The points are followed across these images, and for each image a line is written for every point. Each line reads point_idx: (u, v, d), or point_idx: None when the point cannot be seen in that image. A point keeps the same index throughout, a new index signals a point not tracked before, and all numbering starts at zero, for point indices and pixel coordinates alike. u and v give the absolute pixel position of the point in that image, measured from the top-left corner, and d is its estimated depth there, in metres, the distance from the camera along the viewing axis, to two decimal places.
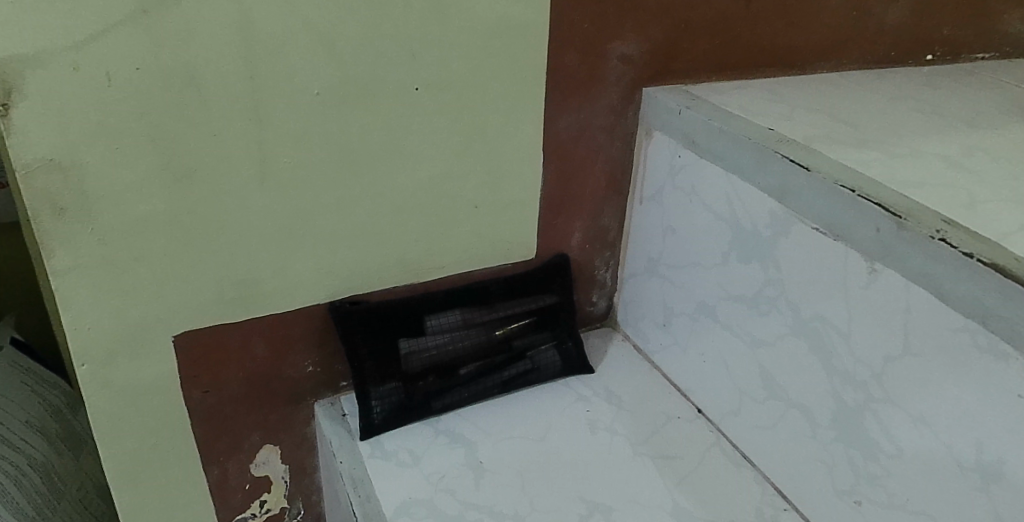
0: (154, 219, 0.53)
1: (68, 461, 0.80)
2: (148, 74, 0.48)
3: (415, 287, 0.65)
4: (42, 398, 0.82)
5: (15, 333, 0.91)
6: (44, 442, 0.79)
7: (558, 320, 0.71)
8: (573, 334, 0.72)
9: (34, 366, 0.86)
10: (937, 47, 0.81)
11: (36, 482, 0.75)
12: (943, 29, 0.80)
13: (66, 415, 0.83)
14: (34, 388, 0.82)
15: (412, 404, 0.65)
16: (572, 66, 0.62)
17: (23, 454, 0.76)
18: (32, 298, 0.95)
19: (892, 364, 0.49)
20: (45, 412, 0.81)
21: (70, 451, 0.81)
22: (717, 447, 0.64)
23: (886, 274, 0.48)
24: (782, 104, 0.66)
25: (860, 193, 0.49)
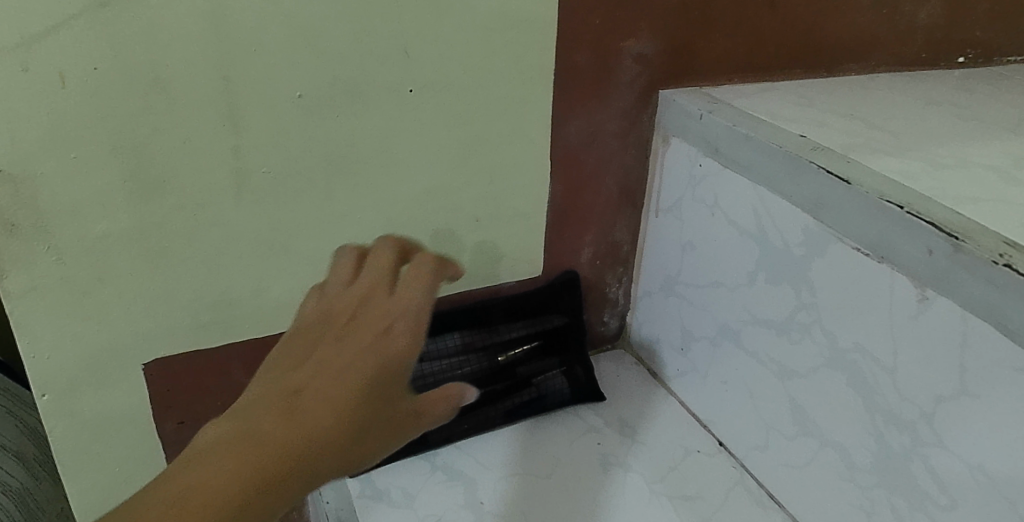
0: (119, 235, 0.48)
1: (47, 488, 0.74)
2: (109, 73, 0.43)
3: None
4: (21, 421, 0.76)
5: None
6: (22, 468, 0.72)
7: (565, 344, 0.66)
8: (583, 359, 0.67)
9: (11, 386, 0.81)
10: (971, 49, 0.75)
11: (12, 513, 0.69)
12: (977, 29, 0.74)
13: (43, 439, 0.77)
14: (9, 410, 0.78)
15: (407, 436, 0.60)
16: (582, 67, 0.56)
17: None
18: None
19: (944, 405, 0.44)
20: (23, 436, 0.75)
21: (49, 477, 0.75)
22: (741, 485, 0.58)
23: (939, 303, 0.42)
24: (812, 109, 0.60)
25: (910, 210, 0.43)
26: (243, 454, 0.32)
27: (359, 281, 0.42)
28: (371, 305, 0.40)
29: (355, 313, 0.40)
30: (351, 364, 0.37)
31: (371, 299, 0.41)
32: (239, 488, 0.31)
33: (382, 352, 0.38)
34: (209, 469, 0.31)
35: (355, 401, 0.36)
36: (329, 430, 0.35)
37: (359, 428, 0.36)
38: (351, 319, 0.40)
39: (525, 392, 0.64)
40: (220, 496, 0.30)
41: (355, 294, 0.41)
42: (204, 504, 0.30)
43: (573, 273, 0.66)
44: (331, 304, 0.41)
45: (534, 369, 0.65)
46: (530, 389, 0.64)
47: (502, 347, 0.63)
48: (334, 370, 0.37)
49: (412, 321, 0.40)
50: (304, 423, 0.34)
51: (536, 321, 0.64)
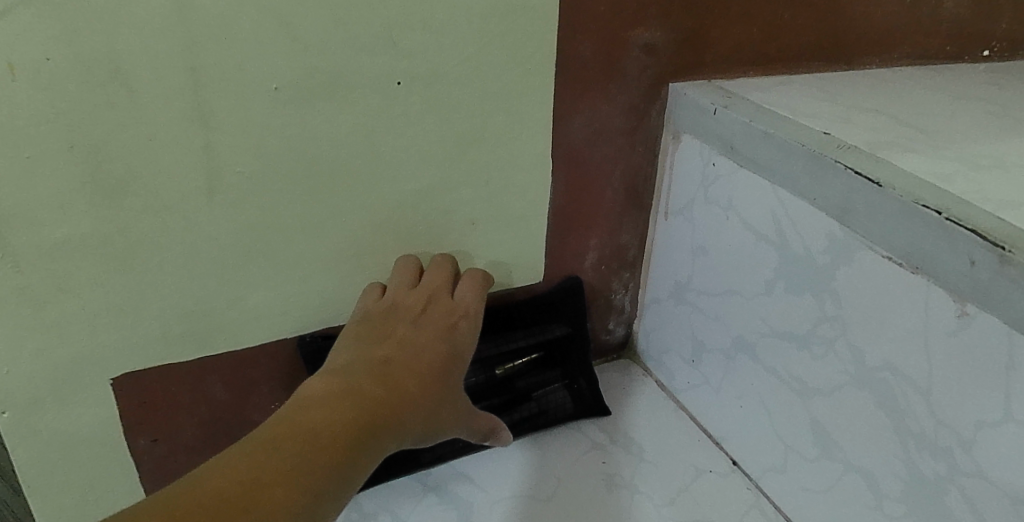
0: (80, 241, 0.44)
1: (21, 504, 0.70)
2: (64, 63, 0.39)
3: None
4: None
5: None
6: None
7: (568, 356, 0.63)
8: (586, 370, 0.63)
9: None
10: (994, 43, 0.69)
11: None
12: (1001, 22, 0.68)
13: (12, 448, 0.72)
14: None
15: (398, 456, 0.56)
16: (586, 58, 0.52)
17: None
18: None
19: (986, 432, 0.39)
20: None
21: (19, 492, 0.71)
22: (757, 509, 0.55)
23: (981, 319, 0.38)
24: (833, 103, 0.55)
25: (949, 215, 0.38)
26: (346, 405, 0.42)
27: (419, 288, 0.52)
28: (436, 305, 0.52)
29: (426, 309, 0.51)
30: (422, 347, 0.49)
31: (435, 299, 0.52)
32: (351, 429, 0.41)
33: (453, 338, 0.51)
34: (324, 414, 0.41)
35: (423, 378, 0.48)
36: (403, 400, 0.45)
37: (427, 399, 0.47)
38: (417, 314, 0.51)
39: (525, 407, 0.61)
40: (339, 424, 0.41)
41: (422, 293, 0.52)
42: (329, 438, 0.40)
43: (576, 279, 0.62)
44: (400, 300, 0.51)
45: (535, 382, 0.61)
46: (530, 403, 0.61)
47: (501, 360, 0.60)
48: (413, 349, 0.49)
49: (473, 319, 0.53)
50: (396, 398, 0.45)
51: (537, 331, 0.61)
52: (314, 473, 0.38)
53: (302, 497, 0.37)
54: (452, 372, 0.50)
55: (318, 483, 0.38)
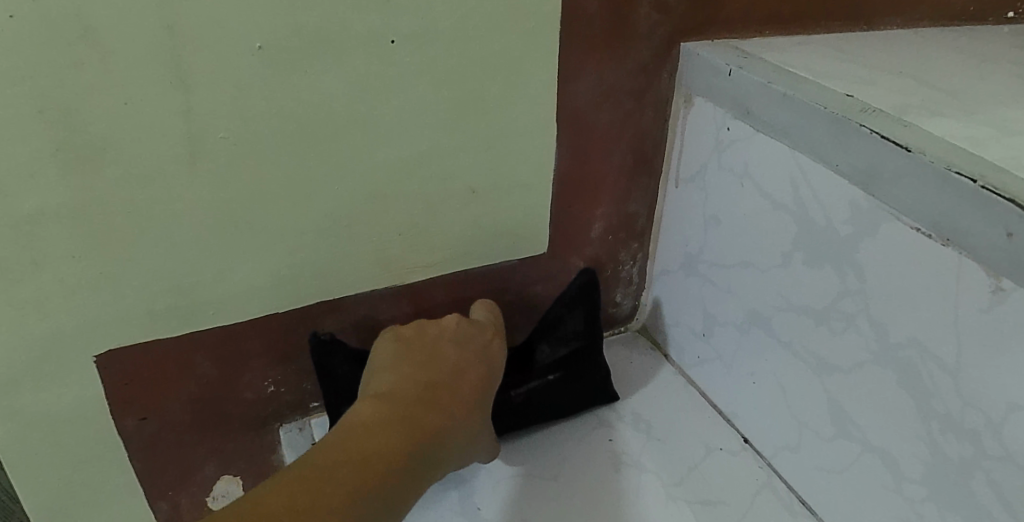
0: (52, 213, 0.41)
1: None
2: (27, 20, 0.36)
3: (399, 291, 0.54)
4: None
5: None
6: None
7: (585, 358, 0.58)
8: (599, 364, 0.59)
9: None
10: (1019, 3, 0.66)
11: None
12: None
13: None
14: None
15: None
16: (593, 15, 0.49)
17: None
18: None
19: (1017, 414, 0.37)
20: None
21: None
22: (768, 488, 0.53)
23: (1016, 295, 0.36)
24: (854, 63, 0.52)
25: (985, 183, 0.35)
26: (390, 433, 0.45)
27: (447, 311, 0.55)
28: (466, 327, 0.54)
29: (456, 332, 0.54)
30: (462, 370, 0.52)
31: (464, 320, 0.54)
32: (398, 450, 0.45)
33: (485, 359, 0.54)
34: (368, 442, 0.44)
35: (460, 405, 0.50)
36: (445, 427, 0.49)
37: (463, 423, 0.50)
38: (453, 331, 0.53)
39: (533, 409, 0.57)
40: (384, 451, 0.44)
41: (452, 319, 0.54)
42: (376, 464, 0.43)
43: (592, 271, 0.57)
44: (433, 325, 0.54)
45: (548, 391, 0.58)
46: (546, 412, 0.58)
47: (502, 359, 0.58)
48: (451, 372, 0.52)
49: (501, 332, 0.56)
50: (437, 429, 0.48)
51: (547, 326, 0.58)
52: (364, 499, 0.41)
53: (369, 503, 0.41)
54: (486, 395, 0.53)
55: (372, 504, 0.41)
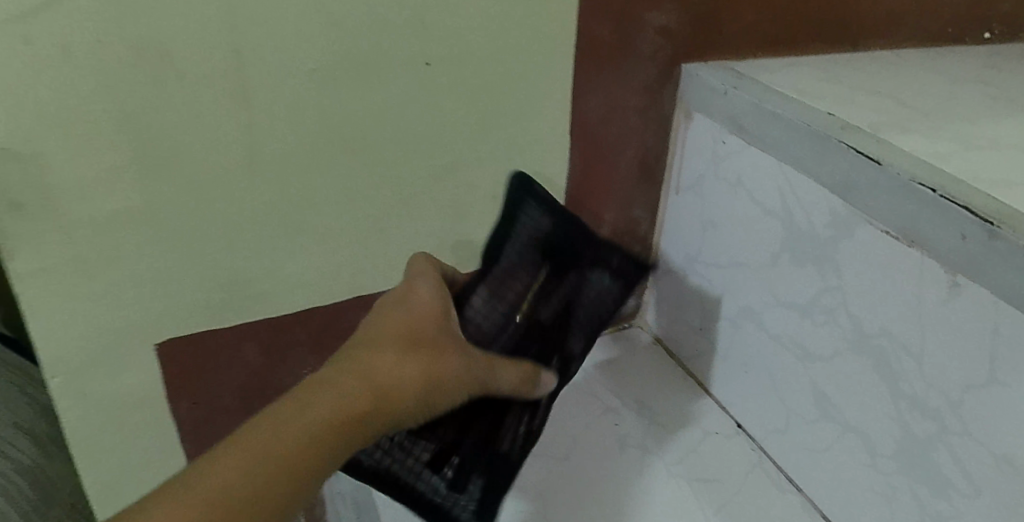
0: (126, 214, 0.48)
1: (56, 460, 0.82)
2: (115, 46, 0.42)
3: None
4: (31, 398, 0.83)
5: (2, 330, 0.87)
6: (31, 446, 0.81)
7: (568, 245, 0.53)
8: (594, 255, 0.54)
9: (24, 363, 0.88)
10: (996, 25, 0.70)
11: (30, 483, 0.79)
12: (1005, 5, 0.69)
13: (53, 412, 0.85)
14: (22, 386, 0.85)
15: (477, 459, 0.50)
16: (603, 40, 0.55)
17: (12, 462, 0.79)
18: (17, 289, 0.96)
19: (972, 394, 0.42)
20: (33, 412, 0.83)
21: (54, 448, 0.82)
22: (759, 467, 0.59)
23: (969, 290, 0.41)
24: (837, 82, 0.57)
25: (942, 193, 0.41)
26: (285, 412, 0.38)
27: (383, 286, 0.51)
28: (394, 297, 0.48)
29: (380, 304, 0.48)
30: (380, 337, 0.44)
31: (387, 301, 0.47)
32: (291, 451, 0.37)
33: (420, 316, 0.46)
34: (256, 438, 0.36)
35: (375, 377, 0.41)
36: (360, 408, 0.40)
37: (409, 392, 0.43)
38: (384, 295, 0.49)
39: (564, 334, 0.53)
40: (276, 453, 0.36)
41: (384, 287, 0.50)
42: (289, 459, 0.37)
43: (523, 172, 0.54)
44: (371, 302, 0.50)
45: (544, 285, 0.53)
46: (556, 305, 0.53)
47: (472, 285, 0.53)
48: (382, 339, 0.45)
49: (437, 281, 0.49)
50: (323, 412, 0.39)
51: (517, 250, 0.53)
52: (290, 485, 0.36)
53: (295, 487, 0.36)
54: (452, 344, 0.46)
55: (306, 479, 0.37)
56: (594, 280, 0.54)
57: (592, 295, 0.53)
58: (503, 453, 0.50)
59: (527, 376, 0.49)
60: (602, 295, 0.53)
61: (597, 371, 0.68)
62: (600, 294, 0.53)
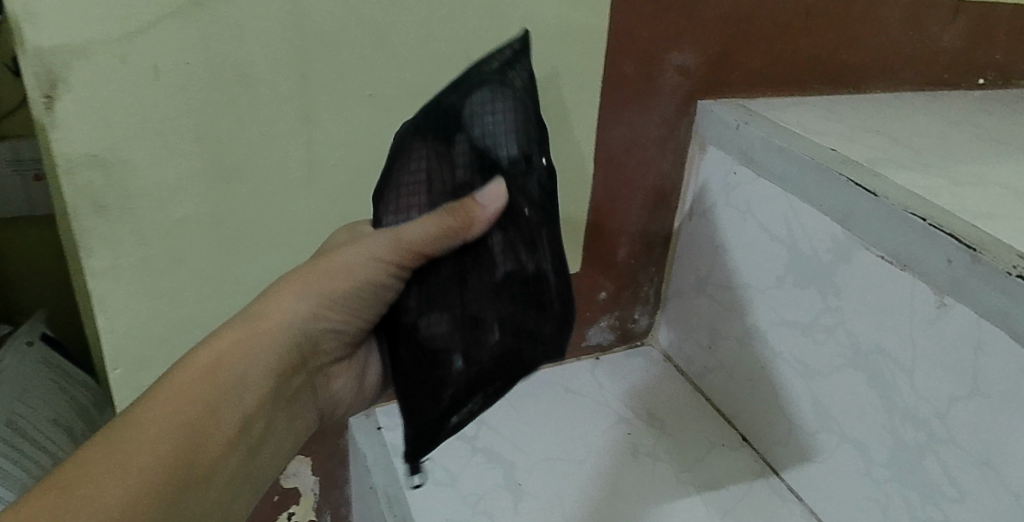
0: (194, 219, 0.53)
1: None
2: (199, 68, 0.48)
3: None
4: (67, 395, 0.88)
5: (44, 333, 0.93)
6: (70, 441, 0.84)
7: (440, 112, 0.44)
8: (462, 94, 0.44)
9: (65, 364, 0.92)
10: (989, 70, 0.76)
11: None
12: (996, 54, 0.75)
13: (91, 413, 0.89)
14: (62, 385, 0.88)
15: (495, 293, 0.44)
16: (627, 76, 0.60)
17: (51, 453, 0.81)
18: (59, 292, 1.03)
19: (957, 405, 0.47)
20: (70, 409, 0.86)
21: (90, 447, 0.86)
22: (763, 477, 0.63)
23: (957, 309, 0.45)
24: (840, 121, 0.62)
25: (931, 222, 0.45)
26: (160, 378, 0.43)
27: None
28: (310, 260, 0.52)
29: None
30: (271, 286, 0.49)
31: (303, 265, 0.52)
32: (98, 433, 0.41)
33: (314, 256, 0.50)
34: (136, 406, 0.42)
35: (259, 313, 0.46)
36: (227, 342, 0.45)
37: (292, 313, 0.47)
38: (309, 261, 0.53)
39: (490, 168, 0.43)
40: (103, 434, 0.41)
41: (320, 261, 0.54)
42: (106, 433, 0.41)
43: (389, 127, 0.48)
44: None
45: (450, 145, 0.44)
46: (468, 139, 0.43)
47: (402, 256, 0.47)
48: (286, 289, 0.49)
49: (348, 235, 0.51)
50: (194, 361, 0.44)
51: (411, 158, 0.44)
52: (112, 445, 0.40)
53: (110, 446, 0.40)
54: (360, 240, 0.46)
55: (137, 436, 0.40)
56: (484, 95, 0.43)
57: (489, 141, 0.43)
58: (526, 293, 0.43)
59: (447, 225, 0.43)
60: (495, 102, 0.43)
61: (611, 384, 0.73)
62: (500, 117, 0.43)
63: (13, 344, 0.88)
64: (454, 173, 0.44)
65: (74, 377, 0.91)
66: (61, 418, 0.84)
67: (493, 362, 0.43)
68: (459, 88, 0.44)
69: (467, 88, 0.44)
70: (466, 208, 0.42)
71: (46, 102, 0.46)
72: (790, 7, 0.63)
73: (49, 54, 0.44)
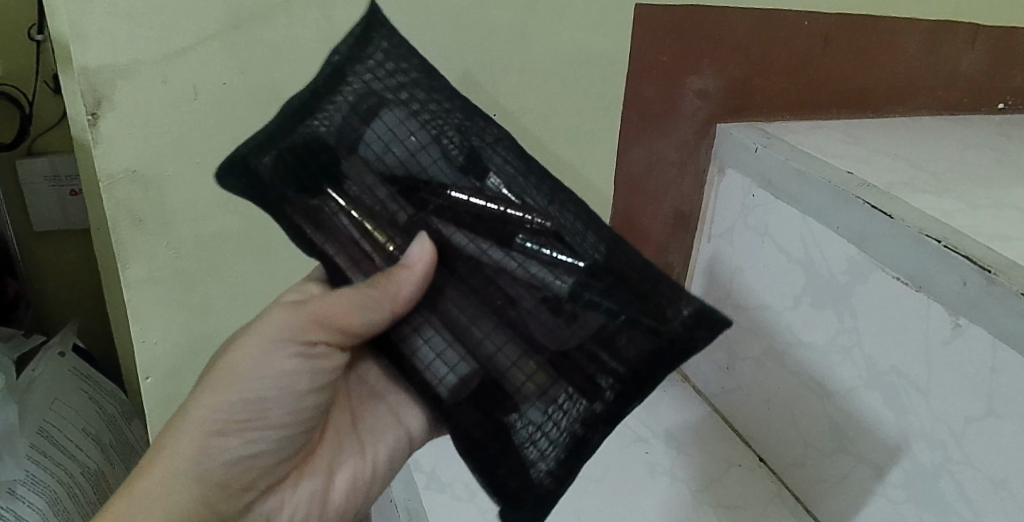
0: (227, 233, 0.55)
1: (118, 470, 0.89)
2: (236, 88, 0.50)
3: None
4: (99, 407, 0.90)
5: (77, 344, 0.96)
6: (100, 452, 0.87)
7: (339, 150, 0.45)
8: (354, 122, 0.45)
9: (93, 373, 0.93)
10: (1010, 96, 0.75)
11: (87, 489, 0.82)
12: (1017, 77, 0.74)
13: (119, 424, 0.92)
14: (92, 395, 0.90)
15: (563, 319, 0.46)
16: (645, 99, 0.62)
17: (77, 461, 0.83)
18: (91, 305, 1.06)
19: (972, 426, 0.47)
20: (101, 421, 0.89)
21: (119, 461, 0.89)
22: (779, 499, 0.63)
23: (971, 330, 0.45)
24: (857, 145, 0.63)
25: (946, 244, 0.46)
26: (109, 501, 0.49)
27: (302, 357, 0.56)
28: None
29: None
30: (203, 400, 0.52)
31: None
32: None
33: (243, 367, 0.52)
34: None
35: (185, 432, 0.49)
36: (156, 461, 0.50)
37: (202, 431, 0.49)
38: None
39: (427, 193, 0.45)
40: None
41: None
42: None
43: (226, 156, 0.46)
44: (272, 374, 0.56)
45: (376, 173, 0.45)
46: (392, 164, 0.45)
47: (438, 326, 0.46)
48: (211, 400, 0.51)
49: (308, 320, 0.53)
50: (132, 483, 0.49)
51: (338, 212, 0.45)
52: None
53: None
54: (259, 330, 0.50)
55: None
56: (389, 118, 0.45)
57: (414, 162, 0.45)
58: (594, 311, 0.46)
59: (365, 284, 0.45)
60: (400, 125, 0.45)
61: None
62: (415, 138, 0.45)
63: (45, 355, 0.88)
64: (390, 214, 0.45)
65: (103, 386, 0.93)
66: (90, 427, 0.87)
67: (606, 385, 0.46)
68: (340, 115, 0.45)
69: (356, 115, 0.45)
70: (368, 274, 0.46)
71: (91, 119, 0.48)
72: (808, 33, 0.64)
73: (95, 73, 0.47)
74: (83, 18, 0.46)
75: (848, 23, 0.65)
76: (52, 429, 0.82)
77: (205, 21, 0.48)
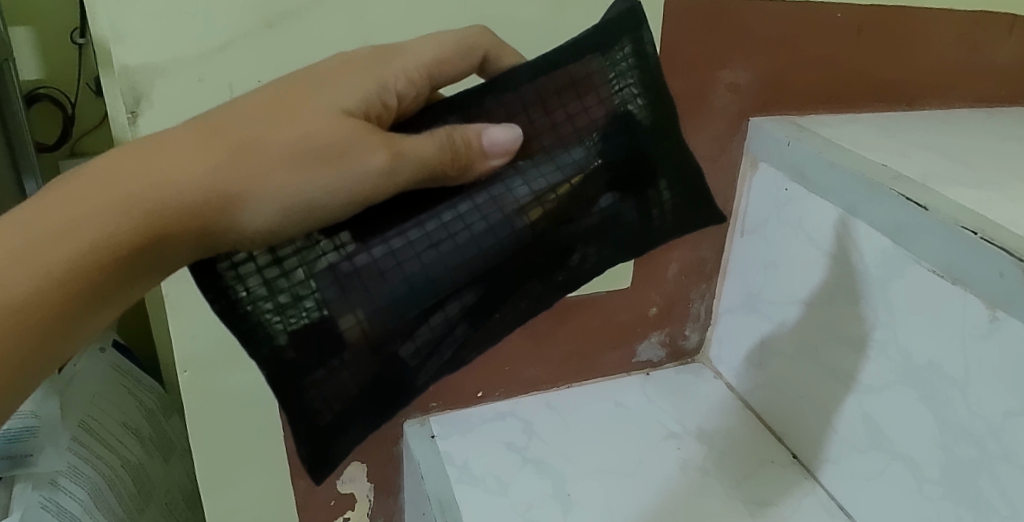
0: None
1: (156, 463, 0.91)
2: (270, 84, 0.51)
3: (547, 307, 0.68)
4: (138, 400, 0.92)
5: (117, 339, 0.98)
6: (138, 445, 0.88)
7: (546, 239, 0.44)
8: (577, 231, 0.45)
9: (132, 368, 0.95)
10: None
11: (127, 482, 0.84)
12: None
13: (157, 419, 0.94)
14: (133, 391, 0.92)
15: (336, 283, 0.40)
16: (677, 93, 0.62)
17: (119, 455, 0.85)
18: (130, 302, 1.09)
19: (1011, 421, 0.46)
20: (141, 414, 0.91)
21: (159, 455, 0.91)
22: (813, 495, 0.63)
23: (1009, 322, 0.45)
24: (893, 138, 0.62)
25: (983, 236, 0.45)
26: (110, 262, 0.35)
27: None
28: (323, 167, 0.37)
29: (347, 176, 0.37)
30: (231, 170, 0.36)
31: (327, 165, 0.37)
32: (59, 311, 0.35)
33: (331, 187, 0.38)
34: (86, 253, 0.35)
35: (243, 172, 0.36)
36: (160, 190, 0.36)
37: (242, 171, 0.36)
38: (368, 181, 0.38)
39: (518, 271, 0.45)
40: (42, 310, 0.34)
41: None
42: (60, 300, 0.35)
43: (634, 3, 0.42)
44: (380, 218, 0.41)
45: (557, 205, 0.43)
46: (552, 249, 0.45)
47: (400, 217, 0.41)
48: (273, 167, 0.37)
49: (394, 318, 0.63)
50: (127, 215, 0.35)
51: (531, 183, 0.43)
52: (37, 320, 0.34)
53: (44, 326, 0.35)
54: (306, 87, 0.38)
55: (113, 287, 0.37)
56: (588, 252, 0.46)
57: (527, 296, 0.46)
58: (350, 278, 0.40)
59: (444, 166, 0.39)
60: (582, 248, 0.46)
61: (658, 398, 0.74)
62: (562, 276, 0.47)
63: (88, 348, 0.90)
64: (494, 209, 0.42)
65: (141, 380, 0.95)
66: (129, 421, 0.89)
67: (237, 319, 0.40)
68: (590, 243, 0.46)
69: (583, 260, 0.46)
70: (469, 143, 0.39)
71: (131, 117, 0.50)
72: (840, 25, 0.63)
73: (133, 71, 0.48)
74: (123, 19, 0.47)
75: (882, 14, 0.64)
76: (94, 422, 0.84)
77: (240, 19, 0.49)
